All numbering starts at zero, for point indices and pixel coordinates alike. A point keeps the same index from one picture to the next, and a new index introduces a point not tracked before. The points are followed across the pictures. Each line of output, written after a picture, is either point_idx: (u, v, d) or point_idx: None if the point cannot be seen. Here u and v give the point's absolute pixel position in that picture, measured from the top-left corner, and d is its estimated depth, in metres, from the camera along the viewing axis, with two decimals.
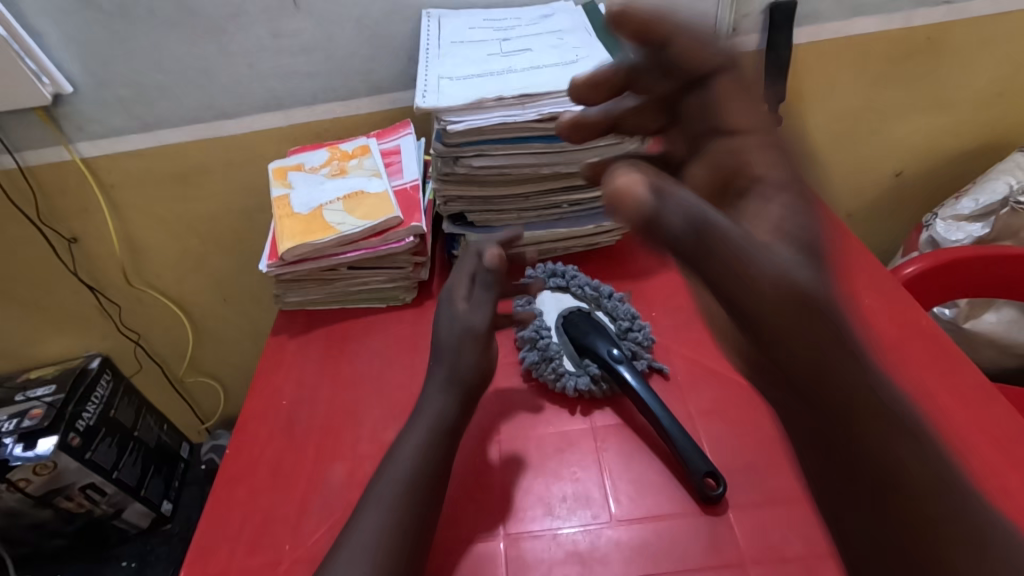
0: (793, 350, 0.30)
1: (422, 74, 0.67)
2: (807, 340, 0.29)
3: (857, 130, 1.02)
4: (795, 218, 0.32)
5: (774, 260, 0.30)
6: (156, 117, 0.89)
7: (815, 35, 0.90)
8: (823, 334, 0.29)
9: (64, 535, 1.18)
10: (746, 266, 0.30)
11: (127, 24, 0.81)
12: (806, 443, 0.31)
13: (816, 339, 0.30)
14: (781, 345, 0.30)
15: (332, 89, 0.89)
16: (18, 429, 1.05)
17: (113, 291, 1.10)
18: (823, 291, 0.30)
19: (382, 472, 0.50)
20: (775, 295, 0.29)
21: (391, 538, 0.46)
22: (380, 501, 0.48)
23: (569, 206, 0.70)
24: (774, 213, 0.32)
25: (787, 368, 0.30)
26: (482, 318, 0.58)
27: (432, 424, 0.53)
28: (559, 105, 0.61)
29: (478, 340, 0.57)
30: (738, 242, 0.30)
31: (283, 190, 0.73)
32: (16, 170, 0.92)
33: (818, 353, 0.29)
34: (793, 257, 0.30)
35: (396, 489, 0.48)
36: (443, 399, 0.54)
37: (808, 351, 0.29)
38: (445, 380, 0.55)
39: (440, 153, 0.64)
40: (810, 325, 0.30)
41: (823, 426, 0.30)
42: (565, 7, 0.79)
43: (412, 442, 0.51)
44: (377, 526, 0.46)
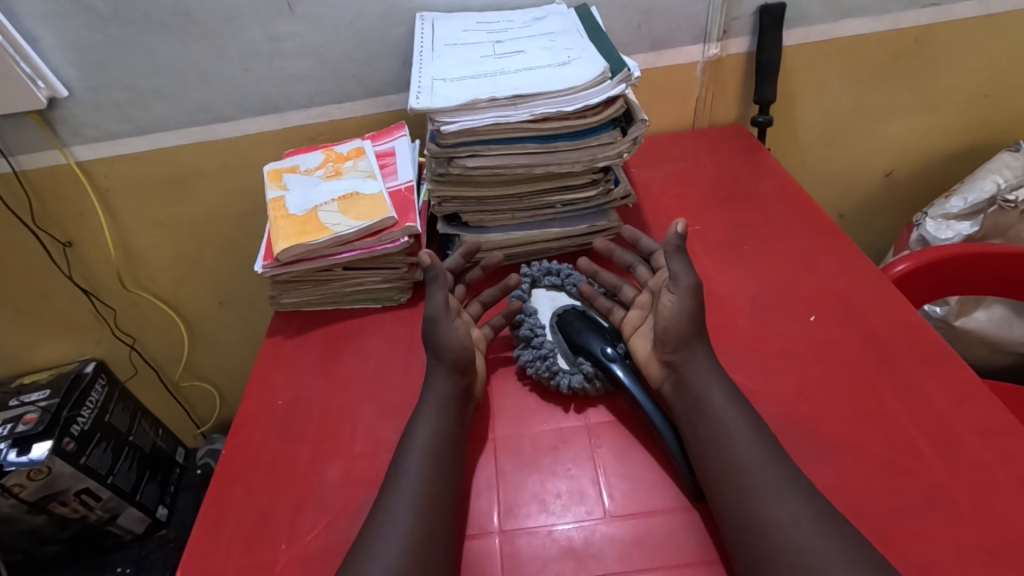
0: (678, 318, 0.56)
1: (416, 76, 0.67)
2: (690, 308, 0.57)
3: (846, 131, 1.03)
4: (698, 303, 0.57)
5: (672, 292, 0.58)
6: (151, 121, 0.89)
7: (805, 37, 0.91)
8: (698, 312, 0.57)
9: (58, 541, 1.18)
10: (678, 260, 0.58)
11: (123, 29, 0.81)
12: (670, 387, 0.56)
13: (692, 314, 0.57)
14: (670, 327, 0.56)
15: (328, 92, 0.89)
16: (12, 434, 1.05)
17: (108, 294, 1.10)
18: (694, 306, 0.57)
19: (391, 485, 0.51)
20: (688, 278, 0.57)
21: (412, 543, 0.46)
22: (397, 510, 0.48)
23: (562, 206, 0.71)
24: (687, 291, 0.57)
25: (682, 338, 0.56)
26: (443, 298, 0.59)
27: (432, 435, 0.53)
28: (552, 105, 0.62)
29: (441, 322, 0.58)
30: (683, 254, 0.58)
31: (277, 191, 0.74)
32: (12, 174, 0.92)
33: (694, 325, 0.57)
34: (692, 278, 0.57)
35: (408, 500, 0.49)
36: (436, 409, 0.55)
37: (686, 310, 0.57)
38: (439, 394, 0.56)
39: (434, 153, 0.64)
40: (693, 317, 0.57)
41: (680, 374, 0.55)
42: (558, 10, 0.80)
43: (416, 456, 0.52)
44: (402, 532, 0.47)
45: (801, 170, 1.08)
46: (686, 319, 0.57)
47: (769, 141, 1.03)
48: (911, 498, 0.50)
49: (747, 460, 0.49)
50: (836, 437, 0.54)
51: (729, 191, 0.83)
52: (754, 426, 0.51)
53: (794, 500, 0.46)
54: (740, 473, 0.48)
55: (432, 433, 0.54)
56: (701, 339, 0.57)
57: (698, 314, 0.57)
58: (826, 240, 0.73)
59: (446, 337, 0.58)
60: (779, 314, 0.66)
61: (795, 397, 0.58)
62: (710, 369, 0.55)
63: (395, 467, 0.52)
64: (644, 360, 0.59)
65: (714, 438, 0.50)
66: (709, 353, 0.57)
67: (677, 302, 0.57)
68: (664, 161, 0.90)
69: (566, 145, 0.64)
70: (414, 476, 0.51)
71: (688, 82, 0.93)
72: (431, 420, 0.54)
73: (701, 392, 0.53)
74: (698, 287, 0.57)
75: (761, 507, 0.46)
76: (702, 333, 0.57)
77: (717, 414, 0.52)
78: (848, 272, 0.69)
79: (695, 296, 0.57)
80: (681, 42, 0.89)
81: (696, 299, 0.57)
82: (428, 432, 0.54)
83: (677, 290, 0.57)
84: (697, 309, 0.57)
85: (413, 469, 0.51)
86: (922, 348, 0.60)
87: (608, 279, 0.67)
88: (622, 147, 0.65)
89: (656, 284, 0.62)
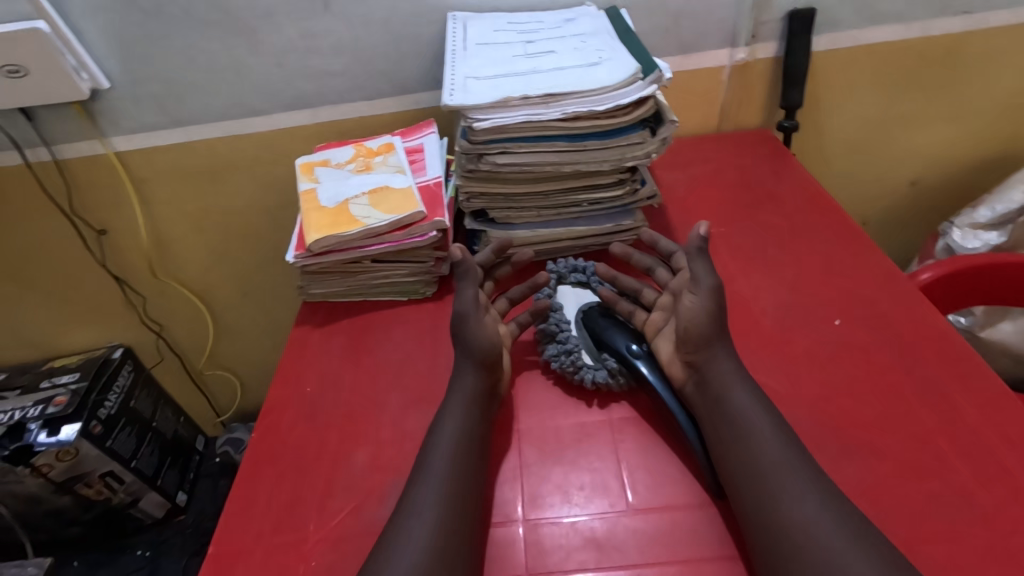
0: (700, 319, 0.57)
1: (449, 74, 0.69)
2: (711, 310, 0.57)
3: (873, 138, 1.03)
4: (720, 304, 0.57)
5: (694, 295, 0.58)
6: (188, 114, 0.92)
7: (835, 43, 0.91)
8: (719, 312, 0.57)
9: (81, 522, 1.21)
10: (698, 262, 0.58)
11: (164, 24, 0.83)
12: (692, 388, 0.56)
13: (715, 316, 0.57)
14: (692, 329, 0.56)
15: (358, 89, 0.91)
16: (43, 415, 1.08)
17: (138, 282, 1.13)
18: (716, 308, 0.57)
19: (416, 478, 0.52)
20: (707, 280, 0.57)
21: (437, 533, 0.47)
22: (422, 502, 0.49)
23: (588, 205, 0.71)
24: (707, 294, 0.57)
25: (703, 341, 0.56)
26: (470, 294, 0.60)
27: (456, 430, 0.54)
28: (583, 104, 0.62)
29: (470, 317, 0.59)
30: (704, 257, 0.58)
31: (309, 184, 0.75)
32: (51, 163, 0.95)
33: (715, 327, 0.57)
34: (712, 279, 0.57)
35: (432, 492, 0.50)
36: (461, 406, 0.56)
37: (708, 312, 0.57)
38: (466, 391, 0.57)
39: (465, 150, 0.65)
40: (715, 318, 0.57)
41: (702, 378, 0.55)
42: (588, 12, 0.81)
43: (440, 451, 0.53)
44: (427, 522, 0.48)
45: (826, 176, 1.07)
46: (709, 321, 0.57)
47: (794, 147, 1.03)
48: (936, 503, 0.49)
49: (771, 464, 0.49)
50: (860, 439, 0.54)
51: (753, 195, 0.84)
52: (778, 430, 0.51)
53: (818, 501, 0.46)
54: (764, 476, 0.48)
55: (459, 428, 0.54)
56: (724, 341, 0.57)
57: (720, 316, 0.57)
58: (851, 245, 0.73)
59: (474, 330, 0.59)
60: (803, 316, 0.66)
61: (819, 399, 0.58)
62: (732, 370, 0.55)
63: (420, 459, 0.53)
64: (667, 361, 0.59)
65: (738, 440, 0.51)
66: (732, 354, 0.57)
67: (699, 303, 0.57)
68: (689, 163, 0.91)
69: (596, 145, 0.64)
70: (440, 467, 0.52)
71: (714, 86, 0.94)
72: (457, 415, 0.55)
73: (723, 392, 0.54)
74: (717, 288, 0.57)
75: (783, 509, 0.46)
76: (724, 335, 0.57)
77: (741, 417, 0.52)
78: (872, 277, 0.69)
79: (716, 297, 0.57)
80: (708, 45, 0.90)
81: (718, 300, 0.57)
82: (451, 427, 0.54)
83: (700, 293, 0.57)
84: (719, 310, 0.57)
85: (437, 462, 0.52)
86: (949, 354, 0.60)
87: (628, 284, 0.67)
88: (651, 147, 0.66)
89: (676, 285, 0.62)
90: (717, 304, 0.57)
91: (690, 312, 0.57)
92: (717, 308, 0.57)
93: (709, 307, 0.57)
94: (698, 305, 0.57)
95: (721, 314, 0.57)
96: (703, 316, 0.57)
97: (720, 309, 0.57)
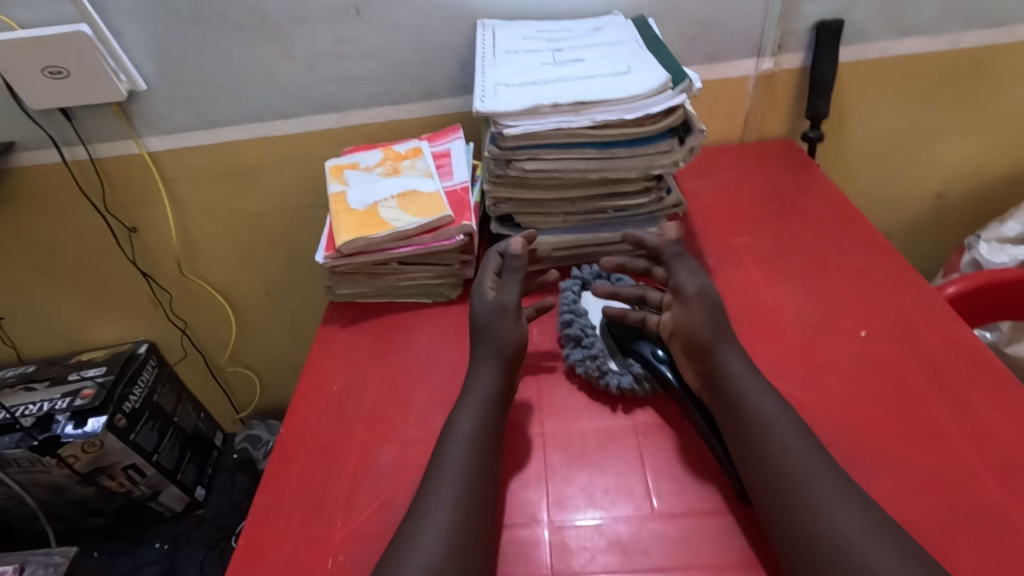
0: (693, 324, 0.58)
1: (479, 80, 0.70)
2: (703, 315, 0.59)
3: (898, 150, 1.02)
4: (714, 307, 0.59)
5: (681, 304, 0.60)
6: (220, 116, 0.94)
7: (862, 55, 0.91)
8: (715, 314, 0.58)
9: (103, 513, 1.24)
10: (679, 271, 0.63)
11: (201, 28, 0.85)
12: (705, 391, 0.56)
13: (711, 318, 0.58)
14: (692, 334, 0.58)
15: (386, 94, 0.93)
16: (71, 407, 1.10)
17: (165, 279, 1.15)
18: (713, 310, 0.59)
19: (431, 477, 0.52)
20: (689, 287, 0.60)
21: (453, 533, 0.47)
22: (437, 503, 0.50)
23: (613, 212, 0.72)
24: (692, 301, 0.59)
25: (706, 344, 0.57)
26: (491, 285, 0.64)
27: (472, 431, 0.54)
28: (613, 112, 0.63)
29: (492, 308, 0.62)
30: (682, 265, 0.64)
31: (339, 186, 0.77)
32: (88, 161, 0.98)
33: (716, 329, 0.57)
34: (702, 286, 0.61)
35: (447, 493, 0.50)
36: (477, 403, 0.56)
37: (698, 318, 0.58)
38: (482, 389, 0.57)
39: (494, 155, 0.66)
40: (716, 319, 0.58)
41: (714, 381, 0.55)
42: (615, 21, 0.82)
43: (457, 449, 0.53)
44: (444, 522, 0.48)
45: (850, 187, 1.07)
46: (705, 326, 0.58)
47: (818, 157, 1.03)
48: (967, 517, 0.49)
49: (790, 468, 0.48)
50: (887, 451, 0.54)
51: (777, 205, 0.84)
52: (798, 431, 0.51)
53: (839, 505, 0.46)
54: (783, 487, 0.48)
55: (474, 428, 0.55)
56: (732, 341, 0.58)
57: (718, 318, 0.58)
58: (877, 257, 0.73)
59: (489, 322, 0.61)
60: (829, 327, 0.66)
61: (845, 410, 0.58)
62: (744, 371, 0.55)
63: (436, 455, 0.53)
64: (680, 365, 0.59)
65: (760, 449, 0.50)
66: (743, 355, 0.57)
67: (691, 309, 0.59)
68: (712, 172, 0.91)
69: (624, 152, 0.65)
70: (456, 467, 0.52)
71: (739, 95, 0.94)
72: (472, 412, 0.56)
73: (740, 393, 0.53)
74: (707, 292, 0.60)
75: (805, 520, 0.46)
76: (730, 335, 0.58)
77: (761, 418, 0.52)
78: (899, 289, 0.69)
79: (705, 300, 0.59)
80: (734, 55, 0.90)
81: (711, 304, 0.59)
82: (469, 425, 0.55)
83: (687, 301, 0.60)
84: (717, 312, 0.59)
85: (454, 458, 0.52)
86: (978, 367, 0.59)
87: (631, 292, 0.66)
88: (678, 156, 0.66)
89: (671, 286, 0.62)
90: (710, 309, 0.59)
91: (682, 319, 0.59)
92: (711, 310, 0.59)
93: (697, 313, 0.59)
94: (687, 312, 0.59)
95: (721, 317, 0.59)
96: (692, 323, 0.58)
97: (718, 311, 0.59)
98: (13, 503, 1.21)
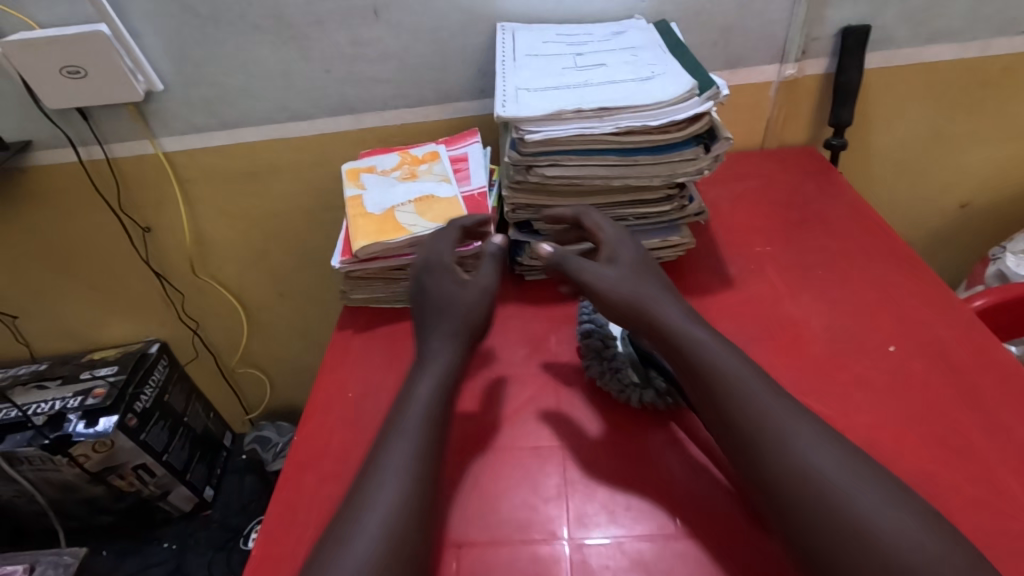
0: (609, 304, 0.59)
1: (500, 85, 0.68)
2: (611, 296, 0.59)
3: (922, 158, 1.00)
4: (619, 283, 0.59)
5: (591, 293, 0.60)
6: (237, 118, 0.94)
7: (888, 61, 0.89)
8: (625, 286, 0.59)
9: (112, 512, 1.24)
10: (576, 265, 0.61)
11: (219, 29, 0.85)
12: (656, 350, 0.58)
13: (621, 290, 0.59)
14: (611, 309, 0.59)
15: (403, 97, 0.92)
16: (82, 406, 1.10)
17: (178, 279, 1.15)
18: (628, 284, 0.59)
19: (380, 449, 0.51)
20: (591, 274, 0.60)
21: (403, 512, 0.47)
22: (386, 476, 0.49)
23: (634, 220, 0.71)
24: (593, 291, 0.60)
25: (631, 315, 0.58)
26: (450, 255, 0.64)
27: (426, 408, 0.54)
28: (637, 118, 0.62)
29: (447, 278, 0.63)
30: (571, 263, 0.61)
31: (355, 190, 0.76)
32: (103, 161, 0.97)
33: (644, 294, 0.59)
34: (601, 272, 0.60)
35: (398, 466, 0.49)
36: (434, 370, 0.57)
37: (611, 299, 0.59)
38: (442, 362, 0.58)
39: (514, 161, 0.64)
40: (643, 282, 0.60)
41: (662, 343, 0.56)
42: (637, 25, 0.81)
43: (410, 422, 0.53)
44: (391, 495, 0.47)
45: (872, 195, 1.05)
46: (617, 303, 0.59)
47: (841, 165, 1.01)
48: (1004, 543, 0.48)
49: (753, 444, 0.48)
50: (919, 472, 0.53)
51: (799, 213, 0.82)
52: (752, 397, 0.50)
53: (834, 501, 0.44)
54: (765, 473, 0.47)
55: (425, 401, 0.54)
56: (682, 305, 0.59)
57: (641, 283, 0.60)
58: (905, 269, 0.71)
59: (439, 292, 0.62)
60: (856, 341, 0.64)
61: (875, 428, 0.56)
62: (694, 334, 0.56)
63: (390, 422, 0.53)
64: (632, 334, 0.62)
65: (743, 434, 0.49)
66: (691, 315, 0.58)
67: (601, 290, 0.59)
68: (733, 179, 0.90)
69: (647, 160, 0.64)
70: (409, 438, 0.51)
71: (761, 102, 0.93)
72: (431, 379, 0.56)
73: (687, 347, 0.54)
74: (606, 277, 0.60)
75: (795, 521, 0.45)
76: (679, 300, 0.60)
77: (731, 392, 0.51)
78: (927, 302, 0.67)
79: (610, 277, 0.60)
80: (758, 61, 0.88)
81: (610, 295, 0.59)
82: (424, 401, 0.54)
83: (593, 291, 0.60)
84: (637, 279, 0.60)
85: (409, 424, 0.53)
86: (1013, 386, 0.57)
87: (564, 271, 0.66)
88: (703, 164, 0.64)
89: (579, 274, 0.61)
90: (609, 298, 0.59)
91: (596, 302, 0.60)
92: (619, 284, 0.59)
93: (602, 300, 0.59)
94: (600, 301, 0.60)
95: (644, 279, 0.60)
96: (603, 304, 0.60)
97: (641, 276, 0.60)
98: (23, 500, 1.21)
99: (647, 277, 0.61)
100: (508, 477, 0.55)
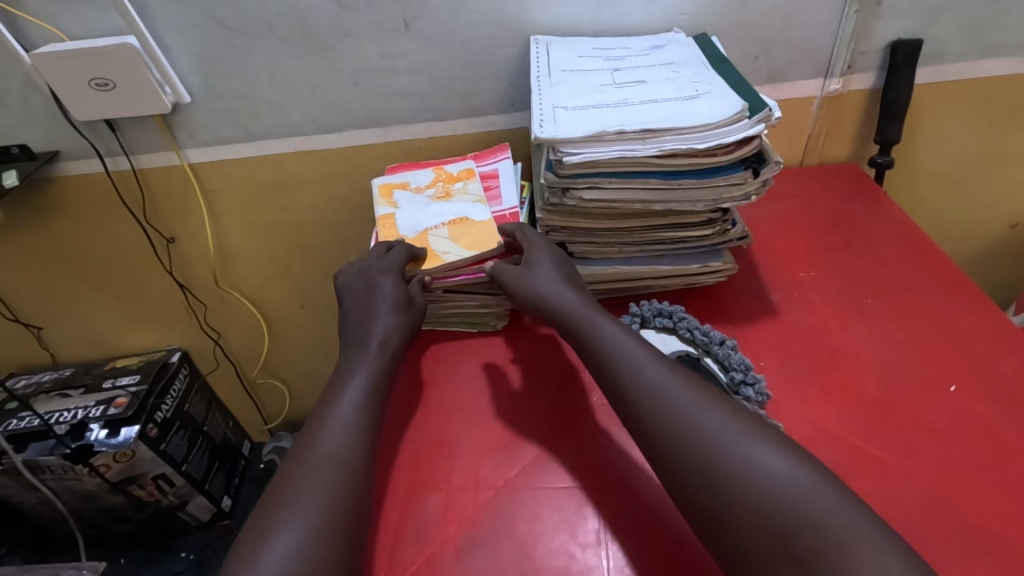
0: (523, 298, 0.63)
1: (536, 103, 0.66)
2: (526, 293, 0.62)
3: (972, 176, 0.96)
4: (530, 280, 0.63)
5: (511, 289, 0.64)
6: (263, 130, 0.92)
7: (938, 76, 0.85)
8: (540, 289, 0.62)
9: (131, 521, 1.23)
10: (503, 271, 0.65)
11: (247, 41, 0.83)
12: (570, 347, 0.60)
13: (533, 290, 0.62)
14: (527, 306, 0.63)
15: (431, 110, 0.90)
16: (104, 416, 1.09)
17: (199, 288, 1.14)
18: (545, 286, 0.62)
19: (315, 435, 0.53)
20: (508, 276, 0.64)
21: (332, 503, 0.48)
22: (317, 460, 0.50)
23: (672, 243, 0.68)
24: (510, 285, 0.64)
25: (545, 315, 0.62)
26: (394, 260, 0.66)
27: (356, 396, 0.56)
28: (682, 141, 0.58)
29: (366, 299, 0.64)
30: (495, 268, 0.65)
31: (387, 209, 0.74)
32: (129, 171, 0.97)
33: (557, 296, 0.61)
34: (516, 270, 0.64)
35: (330, 452, 0.51)
36: (364, 369, 0.59)
37: (524, 294, 0.63)
38: (376, 350, 0.60)
39: (550, 183, 0.62)
40: (562, 283, 0.63)
41: (572, 339, 0.59)
42: (676, 39, 0.78)
43: (345, 407, 0.55)
44: (320, 479, 0.49)
45: (915, 214, 1.01)
46: (527, 302, 0.63)
47: (885, 183, 0.97)
48: None
49: (665, 443, 0.48)
50: (992, 527, 0.49)
51: (842, 235, 0.78)
52: (659, 394, 0.50)
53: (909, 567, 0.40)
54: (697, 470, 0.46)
55: (357, 391, 0.56)
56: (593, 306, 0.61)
57: (553, 281, 0.63)
58: (960, 298, 0.67)
59: (358, 309, 0.64)
60: (912, 378, 0.60)
61: (939, 476, 0.52)
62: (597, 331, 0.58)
63: (321, 410, 0.55)
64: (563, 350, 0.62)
65: (663, 427, 0.49)
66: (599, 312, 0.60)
67: (519, 286, 0.63)
68: (772, 198, 0.86)
69: (691, 183, 0.61)
70: (342, 425, 0.53)
71: (802, 118, 0.89)
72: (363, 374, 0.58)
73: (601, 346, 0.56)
74: (522, 276, 0.63)
75: (736, 529, 0.43)
76: (591, 302, 0.62)
77: (658, 395, 0.50)
78: (989, 335, 0.63)
79: (525, 278, 0.63)
80: (801, 75, 0.85)
81: (523, 288, 0.63)
82: (357, 390, 0.57)
83: (512, 285, 0.64)
84: (552, 280, 0.63)
85: (343, 416, 0.54)
86: None
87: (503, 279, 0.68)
88: (750, 189, 0.61)
89: (502, 273, 0.65)
90: (522, 291, 0.63)
91: (513, 296, 0.64)
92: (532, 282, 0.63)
93: (516, 295, 0.63)
94: (517, 295, 0.63)
95: (556, 280, 0.63)
96: (517, 298, 0.63)
97: (556, 277, 0.63)
98: (44, 507, 1.21)
99: (562, 281, 0.63)
100: (543, 518, 0.53)
